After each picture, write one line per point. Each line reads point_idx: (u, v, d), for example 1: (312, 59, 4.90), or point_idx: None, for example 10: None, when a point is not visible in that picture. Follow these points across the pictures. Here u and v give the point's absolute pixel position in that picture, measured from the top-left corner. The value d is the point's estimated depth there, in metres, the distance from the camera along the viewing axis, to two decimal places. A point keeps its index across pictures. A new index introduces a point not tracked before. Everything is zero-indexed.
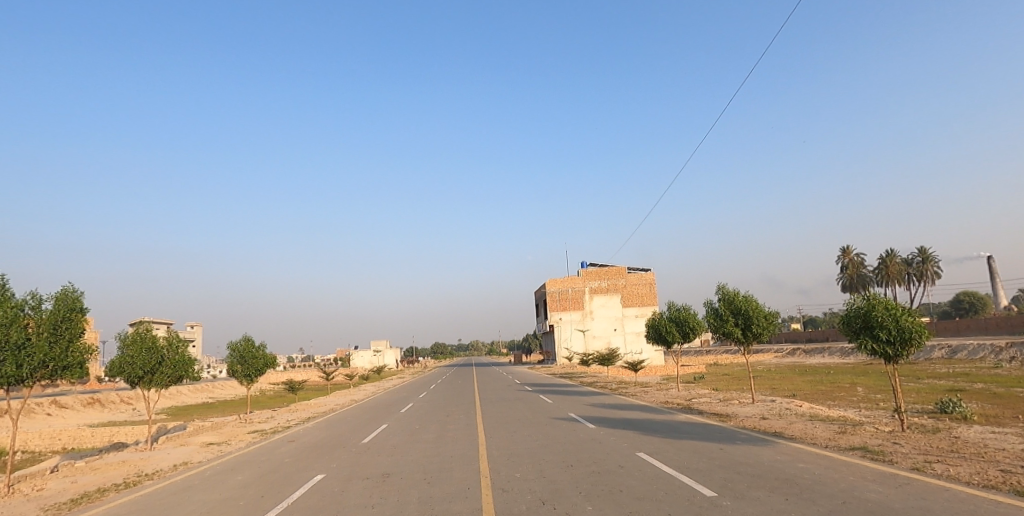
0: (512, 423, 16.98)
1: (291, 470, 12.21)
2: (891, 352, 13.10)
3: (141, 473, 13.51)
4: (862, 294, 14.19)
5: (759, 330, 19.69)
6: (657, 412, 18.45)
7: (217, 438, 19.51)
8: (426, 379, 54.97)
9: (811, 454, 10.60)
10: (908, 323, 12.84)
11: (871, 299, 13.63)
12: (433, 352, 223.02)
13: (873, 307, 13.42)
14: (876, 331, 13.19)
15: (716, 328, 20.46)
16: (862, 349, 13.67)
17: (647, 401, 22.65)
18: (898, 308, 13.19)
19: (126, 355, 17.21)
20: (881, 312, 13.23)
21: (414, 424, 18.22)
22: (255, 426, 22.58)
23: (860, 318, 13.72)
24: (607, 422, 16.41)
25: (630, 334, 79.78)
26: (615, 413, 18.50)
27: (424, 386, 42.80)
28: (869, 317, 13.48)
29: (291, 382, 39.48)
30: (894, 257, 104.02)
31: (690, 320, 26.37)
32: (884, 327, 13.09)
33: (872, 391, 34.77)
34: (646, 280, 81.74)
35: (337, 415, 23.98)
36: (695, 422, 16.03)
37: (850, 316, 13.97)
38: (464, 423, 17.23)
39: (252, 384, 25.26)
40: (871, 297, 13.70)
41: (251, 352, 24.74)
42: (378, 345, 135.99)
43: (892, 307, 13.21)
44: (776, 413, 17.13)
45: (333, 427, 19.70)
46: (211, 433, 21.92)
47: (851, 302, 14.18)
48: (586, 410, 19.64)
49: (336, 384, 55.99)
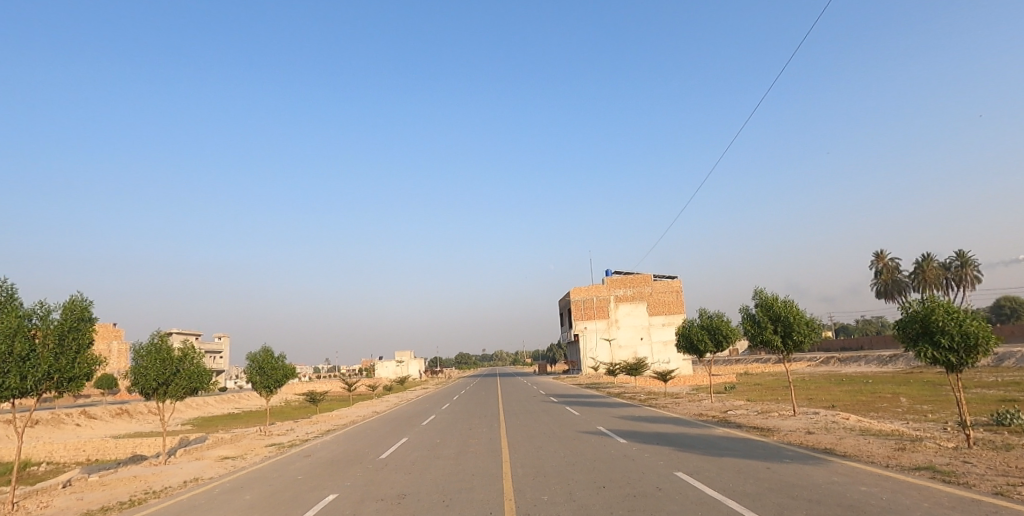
0: (536, 438, 16.07)
1: (301, 488, 11.48)
2: (954, 360, 11.85)
3: (149, 490, 12.95)
4: (919, 298, 13.01)
5: (801, 338, 18.49)
6: (692, 425, 17.34)
7: (234, 452, 19.02)
8: (450, 390, 54.17)
9: (873, 475, 9.45)
10: (973, 327, 11.61)
11: (929, 302, 12.44)
12: (456, 362, 222.58)
13: (932, 311, 12.23)
14: (937, 337, 11.97)
15: (753, 335, 19.31)
16: (921, 358, 12.42)
17: (679, 413, 21.49)
18: (960, 311, 11.98)
19: (140, 366, 16.79)
20: (941, 315, 12.04)
21: (434, 438, 17.40)
22: (273, 438, 22.01)
23: (917, 323, 12.53)
24: (637, 437, 15.41)
25: (657, 343, 77.97)
26: (647, 427, 17.42)
27: (448, 397, 41.99)
28: (927, 322, 12.29)
29: (313, 394, 39.07)
30: (931, 261, 100.24)
31: (723, 328, 25.17)
32: (946, 332, 11.87)
33: (917, 402, 32.86)
34: (672, 288, 79.96)
35: (357, 428, 23.31)
36: (734, 436, 14.89)
37: (906, 321, 12.78)
38: (487, 438, 16.39)
39: (272, 395, 24.77)
40: (929, 300, 12.51)
41: (270, 363, 24.27)
42: (402, 355, 135.86)
43: (954, 310, 12.00)
44: (822, 426, 15.86)
45: (351, 440, 19.06)
46: (228, 446, 21.41)
47: (906, 307, 13.00)
48: (615, 423, 18.58)
49: (359, 395, 55.54)
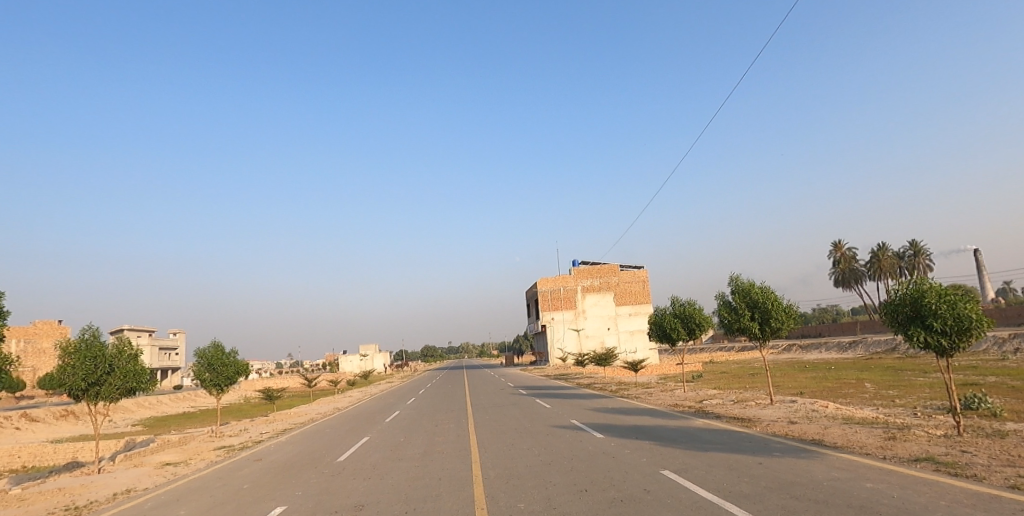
0: (508, 435, 15.10)
1: (247, 499, 10.21)
2: (946, 344, 11.40)
3: (69, 506, 11.36)
4: (908, 280, 12.55)
5: (778, 325, 17.99)
6: (669, 416, 16.66)
7: (178, 457, 17.39)
8: (416, 384, 52.88)
9: (874, 471, 8.79)
10: (967, 310, 11.17)
11: (921, 285, 11.94)
12: (423, 354, 220.19)
13: (924, 293, 11.76)
14: (929, 320, 11.49)
15: (730, 323, 18.70)
16: (912, 343, 11.96)
17: (653, 404, 20.84)
18: (952, 293, 11.55)
19: (66, 366, 15.03)
20: (933, 298, 11.58)
21: (398, 437, 16.19)
22: (223, 441, 20.44)
23: (908, 306, 12.05)
24: (615, 431, 14.57)
25: (624, 333, 78.14)
26: (622, 419, 16.64)
27: (413, 391, 40.70)
28: (918, 306, 11.80)
29: (270, 391, 37.21)
30: (886, 250, 103.56)
31: (696, 316, 24.65)
32: (939, 315, 11.40)
33: (881, 387, 33.26)
34: (639, 278, 80.21)
35: (315, 426, 21.88)
36: (715, 428, 14.18)
37: (896, 305, 12.29)
38: (455, 436, 15.32)
39: (223, 393, 23.11)
40: (920, 283, 12.05)
41: (220, 359, 22.58)
42: (367, 348, 133.29)
43: (945, 292, 11.57)
44: (804, 416, 15.37)
45: (308, 441, 17.69)
46: (173, 450, 19.74)
47: (895, 289, 12.53)
48: (590, 416, 17.78)
49: (321, 390, 53.63)
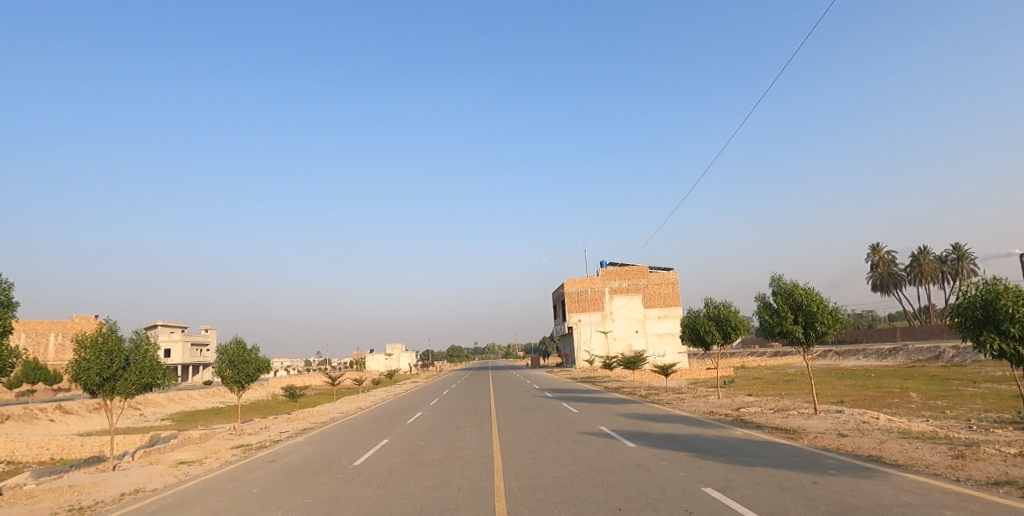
0: (532, 441, 14.28)
1: (253, 505, 9.60)
2: None
3: (74, 506, 10.92)
4: (977, 280, 11.30)
5: (825, 329, 16.79)
6: (704, 425, 15.61)
7: (195, 455, 17.03)
8: (441, 384, 52.48)
9: (949, 496, 7.74)
10: None
11: (993, 286, 10.69)
12: (448, 355, 220.62)
13: (998, 296, 10.52)
14: (1005, 326, 10.26)
15: (771, 326, 17.57)
16: (984, 350, 10.71)
17: (686, 410, 19.73)
18: None
19: (80, 360, 14.80)
20: (1009, 301, 10.34)
21: (418, 441, 15.50)
22: (242, 439, 20.03)
23: (978, 310, 10.82)
24: (647, 440, 13.61)
25: (652, 336, 76.50)
26: (654, 426, 15.66)
27: (437, 392, 40.19)
28: (992, 309, 10.54)
29: (294, 389, 37.05)
30: (928, 255, 99.39)
31: (732, 319, 23.44)
32: (1016, 320, 10.18)
33: (929, 398, 31.46)
34: (668, 280, 78.40)
35: (335, 426, 21.38)
36: (757, 440, 13.09)
37: (964, 308, 11.06)
38: (477, 441, 14.57)
39: (244, 391, 22.82)
40: (992, 283, 10.81)
41: (241, 356, 22.28)
42: (393, 347, 133.91)
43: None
44: (854, 428, 14.15)
45: (325, 442, 17.15)
46: (192, 447, 19.44)
47: (964, 291, 11.29)
48: (620, 422, 16.84)
49: (346, 389, 53.57)
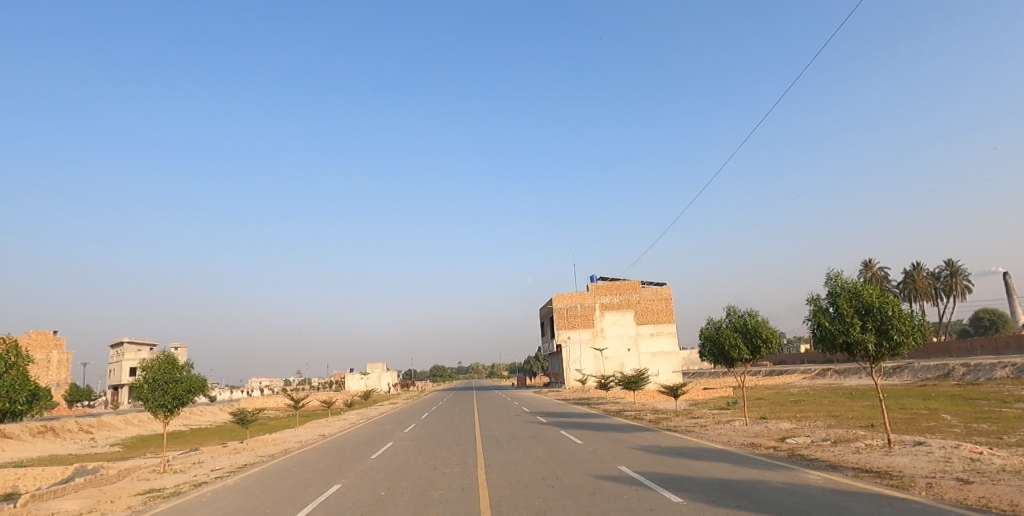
0: (533, 492, 10.41)
1: None
2: (899, 337, 13.24)
3: None
4: (911, 322, 13.39)
5: (901, 339, 13.27)
6: (762, 465, 11.80)
7: (82, 505, 12.85)
8: (421, 406, 48.14)
9: None
10: (902, 322, 13.22)
11: (893, 313, 13.36)
12: (431, 374, 214.53)
13: (887, 313, 13.40)
14: (895, 330, 13.27)
15: (832, 336, 13.92)
16: (893, 343, 13.36)
17: (717, 442, 15.92)
18: (901, 311, 13.38)
19: None
20: (892, 314, 13.33)
21: (377, 489, 11.56)
22: (159, 480, 15.76)
23: (893, 327, 13.32)
24: (696, 490, 9.76)
25: (645, 355, 72.98)
26: (691, 467, 11.87)
27: (416, 415, 35.98)
28: (892, 322, 13.32)
29: (244, 415, 32.45)
30: (921, 271, 97.63)
31: (762, 331, 19.82)
32: (896, 325, 13.27)
33: (967, 421, 28.19)
34: (661, 295, 75.08)
35: (283, 462, 17.20)
36: (854, 491, 9.33)
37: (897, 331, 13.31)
38: (459, 493, 10.70)
39: (172, 417, 18.55)
40: (897, 314, 13.34)
41: (169, 374, 18.06)
42: (374, 367, 128.19)
43: (898, 311, 13.35)
44: (968, 470, 10.53)
45: (259, 487, 13.04)
46: (91, 491, 15.11)
47: (903, 327, 13.32)
48: (645, 460, 13.02)
49: (318, 412, 48.85)
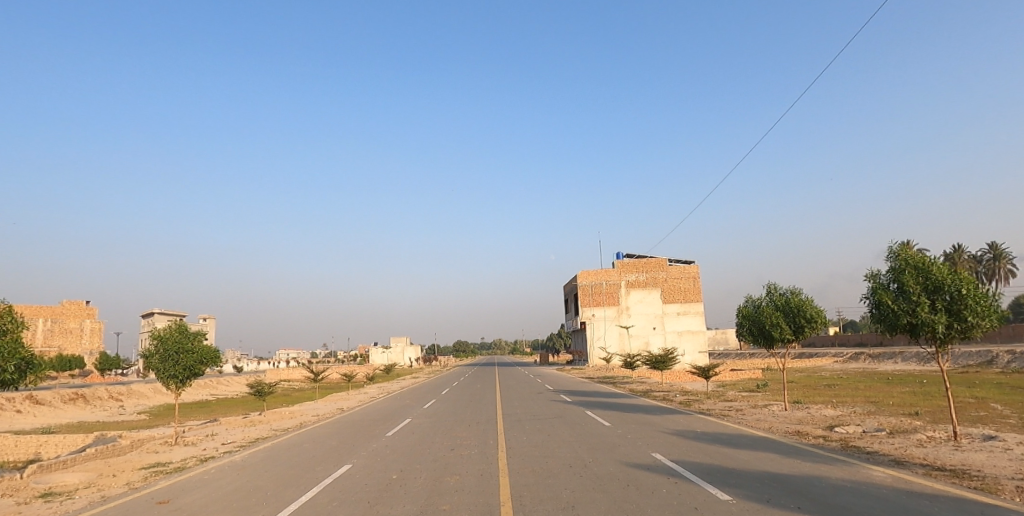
0: (559, 482, 9.30)
1: None
2: (973, 319, 11.72)
3: None
4: (990, 301, 11.80)
5: (976, 321, 11.74)
6: (816, 458, 10.49)
7: (82, 478, 12.20)
8: (442, 381, 47.67)
9: None
10: (977, 302, 11.69)
11: (968, 291, 11.81)
12: (454, 350, 216.11)
13: (961, 292, 11.85)
14: (968, 310, 11.75)
15: (896, 316, 12.44)
16: (967, 326, 11.82)
17: (758, 428, 14.62)
18: (976, 289, 11.84)
19: None
20: (967, 293, 11.76)
21: (389, 473, 10.60)
22: (167, 453, 15.12)
23: (967, 308, 11.77)
24: (745, 486, 8.54)
25: (671, 334, 71.50)
26: (737, 457, 10.62)
27: (437, 391, 35.31)
28: (966, 302, 11.79)
29: (261, 387, 32.15)
30: (962, 254, 93.49)
31: (806, 310, 18.33)
32: (970, 305, 11.74)
33: (1021, 411, 26.27)
34: (689, 274, 73.12)
35: (295, 437, 16.52)
36: (934, 494, 7.99)
37: (972, 312, 11.75)
38: (477, 480, 9.69)
39: (184, 387, 18.00)
40: (973, 293, 11.79)
41: (180, 343, 17.43)
42: (397, 342, 129.07)
43: (973, 290, 11.80)
44: None
45: (265, 465, 12.20)
46: (97, 463, 14.53)
47: (980, 307, 11.74)
48: (681, 447, 11.81)
49: (339, 385, 48.74)
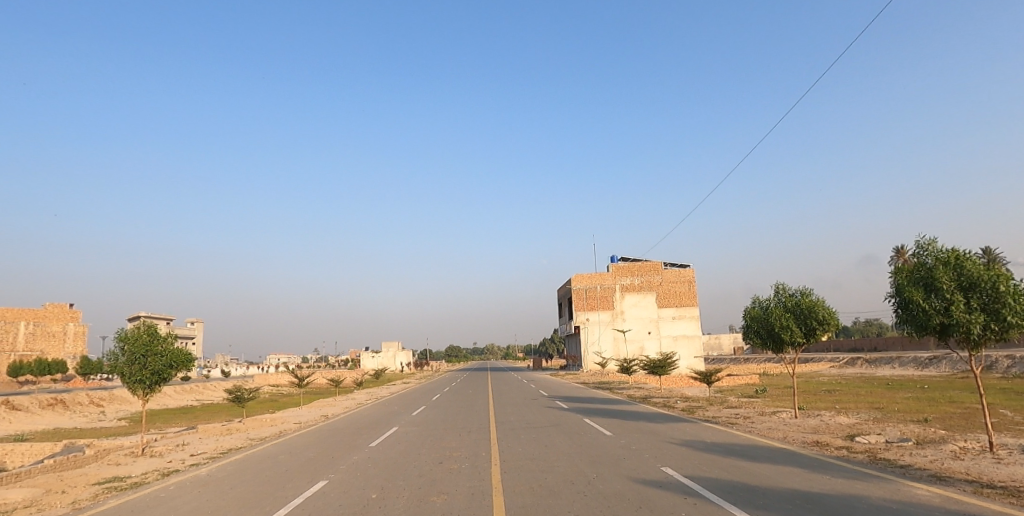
0: (561, 502, 8.15)
1: None
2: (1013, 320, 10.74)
3: None
4: None
5: (1016, 321, 10.76)
6: (845, 473, 9.37)
7: (25, 495, 10.90)
8: (433, 387, 46.28)
9: None
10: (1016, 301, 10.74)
11: (1008, 290, 10.84)
12: (446, 355, 214.12)
13: (999, 290, 10.88)
14: (1006, 310, 10.78)
15: (927, 315, 11.42)
16: (1006, 328, 10.84)
17: (773, 438, 13.52)
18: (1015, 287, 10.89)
19: None
20: (1007, 291, 10.80)
21: (368, 491, 9.38)
22: (127, 467, 13.76)
23: (1005, 307, 10.81)
24: (774, 507, 7.42)
25: (666, 339, 70.50)
26: (759, 472, 9.48)
27: (428, 397, 34.06)
28: (1004, 301, 10.82)
29: (242, 394, 30.68)
30: None
31: (818, 311, 17.30)
32: (1010, 304, 10.76)
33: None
34: (684, 277, 72.29)
35: (272, 448, 15.23)
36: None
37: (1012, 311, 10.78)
38: (467, 500, 8.50)
39: (153, 392, 16.71)
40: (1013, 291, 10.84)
41: (148, 346, 16.15)
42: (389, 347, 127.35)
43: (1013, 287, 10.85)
44: None
45: (231, 481, 10.92)
46: (49, 478, 13.13)
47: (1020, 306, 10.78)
48: (694, 460, 10.66)
49: (327, 390, 47.29)
